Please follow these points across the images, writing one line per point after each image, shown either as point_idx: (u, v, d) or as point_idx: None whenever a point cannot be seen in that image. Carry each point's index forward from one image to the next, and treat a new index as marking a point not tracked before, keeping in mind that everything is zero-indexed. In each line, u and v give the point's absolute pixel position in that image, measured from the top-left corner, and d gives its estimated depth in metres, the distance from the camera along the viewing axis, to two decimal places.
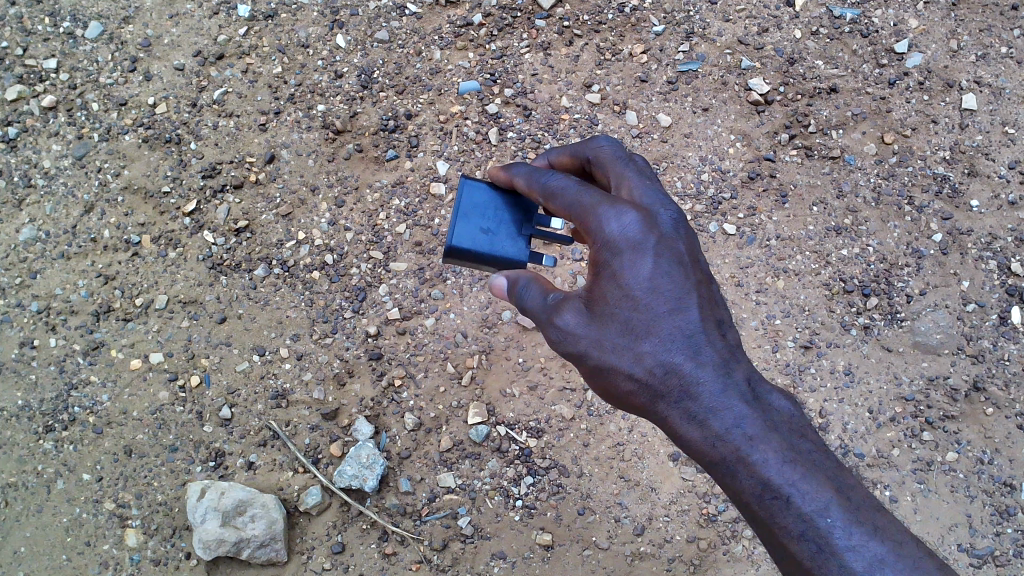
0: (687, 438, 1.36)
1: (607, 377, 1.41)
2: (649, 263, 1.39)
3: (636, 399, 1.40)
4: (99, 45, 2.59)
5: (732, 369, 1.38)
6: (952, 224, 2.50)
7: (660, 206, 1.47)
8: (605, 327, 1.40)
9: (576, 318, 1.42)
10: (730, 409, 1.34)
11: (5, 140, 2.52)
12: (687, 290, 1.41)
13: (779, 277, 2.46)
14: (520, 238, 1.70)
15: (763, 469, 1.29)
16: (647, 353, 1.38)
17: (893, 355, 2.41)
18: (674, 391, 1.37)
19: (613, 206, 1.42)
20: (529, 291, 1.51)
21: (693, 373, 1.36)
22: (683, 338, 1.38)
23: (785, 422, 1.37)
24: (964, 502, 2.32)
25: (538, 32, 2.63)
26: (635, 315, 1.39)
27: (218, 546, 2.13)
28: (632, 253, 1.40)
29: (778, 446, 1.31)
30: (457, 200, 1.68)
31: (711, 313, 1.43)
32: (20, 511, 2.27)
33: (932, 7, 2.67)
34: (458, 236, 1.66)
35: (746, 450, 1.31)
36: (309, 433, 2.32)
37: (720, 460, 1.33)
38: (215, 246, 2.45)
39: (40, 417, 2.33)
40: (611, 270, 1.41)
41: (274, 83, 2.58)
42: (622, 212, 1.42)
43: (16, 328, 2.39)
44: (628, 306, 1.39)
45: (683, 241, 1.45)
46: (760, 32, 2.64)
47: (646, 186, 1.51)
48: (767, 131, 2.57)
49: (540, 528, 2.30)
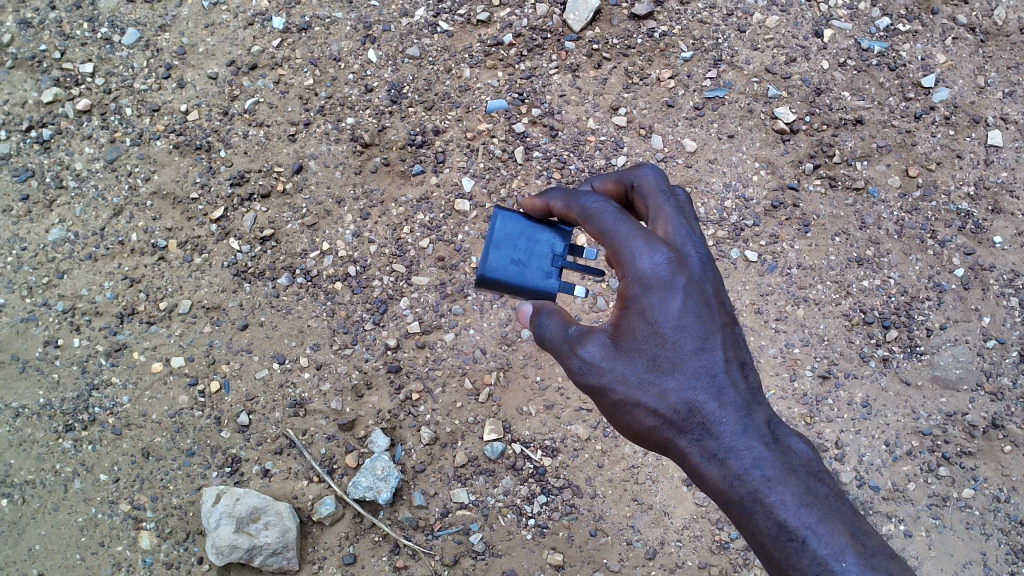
0: (706, 477, 1.34)
1: (628, 411, 1.41)
2: (679, 301, 1.39)
3: (657, 435, 1.39)
4: (135, 51, 2.64)
5: (753, 411, 1.37)
6: (975, 260, 2.50)
7: (694, 245, 1.46)
8: (631, 361, 1.40)
9: (600, 350, 1.43)
10: (750, 449, 1.32)
11: (39, 141, 2.56)
12: (713, 331, 1.40)
13: (799, 305, 2.47)
14: (552, 270, 1.71)
15: (778, 510, 1.27)
16: (671, 390, 1.38)
17: (911, 388, 2.40)
18: (695, 429, 1.36)
19: (647, 240, 1.42)
20: (550, 321, 1.53)
21: (716, 413, 1.35)
22: (707, 377, 1.38)
23: (804, 466, 1.34)
24: (979, 540, 2.30)
25: (567, 54, 2.66)
26: (661, 352, 1.39)
27: (232, 551, 2.14)
28: (662, 290, 1.40)
29: (796, 489, 1.29)
30: (490, 230, 1.70)
31: (736, 354, 1.42)
32: (36, 508, 2.29)
33: (961, 43, 2.69)
34: (489, 266, 1.69)
35: (764, 490, 1.28)
36: (325, 442, 2.33)
37: (738, 500, 1.30)
38: (240, 254, 2.48)
39: (61, 416, 2.35)
40: (640, 305, 1.40)
41: (305, 95, 2.61)
42: (655, 249, 1.41)
43: (40, 327, 2.42)
44: (654, 342, 1.39)
45: (712, 282, 1.44)
46: (788, 62, 2.66)
47: (682, 223, 1.50)
48: (792, 160, 2.58)
49: (552, 547, 2.30)
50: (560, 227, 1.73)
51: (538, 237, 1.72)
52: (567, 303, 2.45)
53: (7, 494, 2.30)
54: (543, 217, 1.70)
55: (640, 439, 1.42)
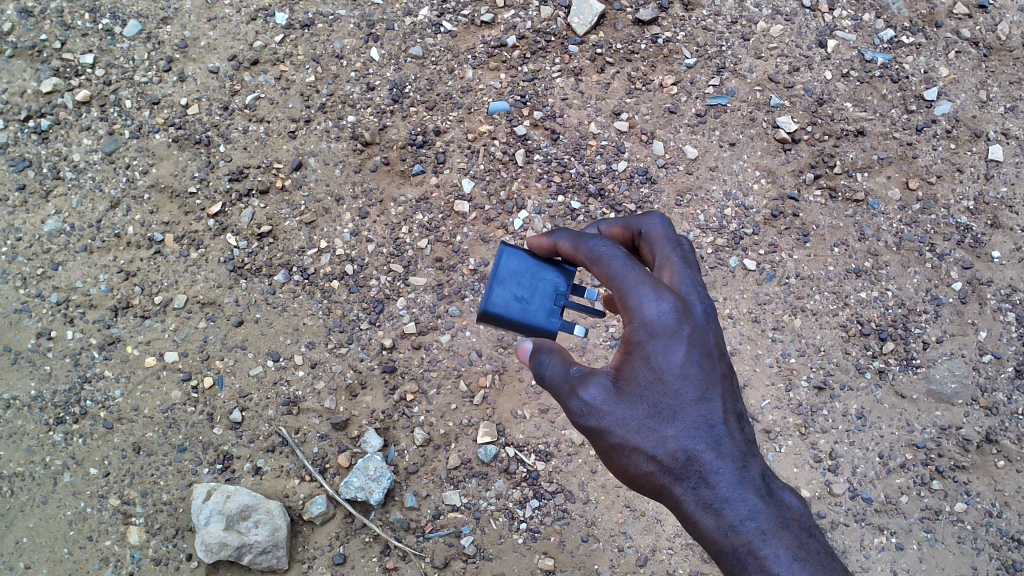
0: (699, 526, 1.33)
1: (626, 456, 1.41)
2: (683, 349, 1.40)
3: (653, 481, 1.39)
4: (136, 43, 2.62)
5: (749, 462, 1.37)
6: (973, 274, 2.50)
7: (699, 295, 1.48)
8: (632, 406, 1.40)
9: (602, 393, 1.43)
10: (745, 501, 1.32)
11: (37, 131, 2.54)
12: (715, 382, 1.41)
13: (797, 315, 2.46)
14: (554, 310, 1.70)
15: (773, 565, 1.26)
16: (669, 437, 1.38)
17: (906, 401, 2.40)
18: (692, 477, 1.35)
19: (655, 288, 1.43)
20: (550, 360, 1.53)
21: (713, 462, 1.35)
22: (706, 427, 1.37)
23: (797, 521, 1.34)
24: (970, 554, 2.30)
25: (570, 57, 2.65)
26: (663, 398, 1.39)
27: (220, 549, 2.13)
28: (667, 337, 1.41)
29: (791, 543, 1.29)
30: (495, 266, 1.70)
31: (734, 406, 1.42)
32: (25, 501, 2.27)
33: (964, 57, 2.69)
34: (491, 302, 1.68)
35: (758, 543, 1.28)
36: (318, 441, 2.32)
37: (731, 552, 1.30)
38: (237, 249, 2.46)
39: (52, 409, 2.33)
40: (645, 351, 1.41)
41: (306, 92, 2.60)
42: (662, 297, 1.43)
43: (34, 318, 2.40)
44: (657, 388, 1.40)
45: (715, 334, 1.46)
46: (792, 71, 2.66)
47: (687, 272, 1.52)
48: (793, 169, 2.58)
49: (543, 552, 2.29)
50: (565, 266, 1.71)
51: (542, 275, 1.70)
52: None
53: None
54: (549, 257, 1.69)
55: (636, 485, 1.42)
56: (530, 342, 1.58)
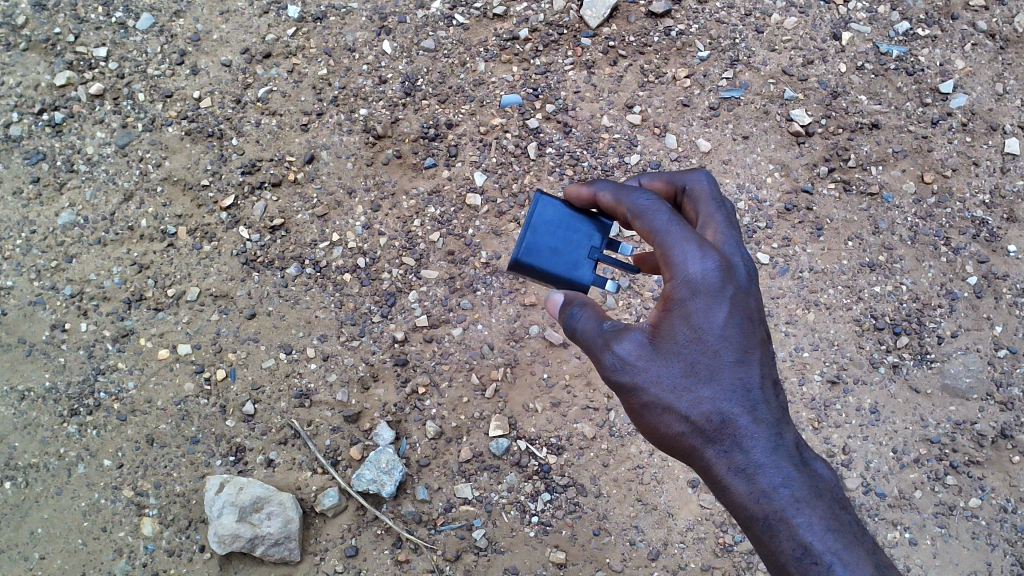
0: (731, 489, 1.42)
1: (658, 414, 1.47)
2: (724, 311, 1.45)
3: (685, 441, 1.45)
4: (150, 37, 2.63)
5: (783, 430, 1.44)
6: (988, 268, 2.48)
7: (741, 257, 1.53)
8: (668, 364, 1.46)
9: (637, 349, 1.48)
10: (778, 468, 1.40)
11: (51, 124, 2.55)
12: (753, 346, 1.47)
13: (810, 309, 2.45)
14: (587, 262, 1.70)
15: (804, 532, 1.36)
16: (705, 398, 1.44)
17: (921, 396, 2.39)
18: (725, 440, 1.43)
19: (699, 246, 1.47)
20: (583, 313, 1.57)
21: (748, 427, 1.42)
22: (743, 391, 1.44)
23: (829, 490, 1.42)
24: (985, 550, 2.28)
25: (583, 50, 2.64)
26: (701, 358, 1.45)
27: (233, 540, 2.14)
28: (710, 297, 1.45)
29: (823, 513, 1.38)
30: (531, 213, 1.69)
31: (770, 372, 1.49)
32: (39, 492, 2.29)
33: (981, 49, 2.66)
34: (525, 250, 1.68)
35: (790, 512, 1.37)
36: (330, 434, 2.33)
37: (762, 517, 1.39)
38: (250, 243, 2.47)
39: (66, 400, 2.34)
40: (685, 309, 1.46)
41: (319, 85, 2.60)
42: (706, 256, 1.47)
43: (48, 310, 2.41)
44: (694, 347, 1.45)
45: (755, 297, 1.50)
46: (806, 63, 2.64)
47: (730, 234, 1.56)
48: (807, 163, 2.56)
49: (555, 545, 2.29)
50: (600, 220, 1.72)
51: (576, 227, 1.71)
52: None
53: (11, 476, 2.30)
54: (586, 208, 1.70)
55: (665, 443, 1.48)
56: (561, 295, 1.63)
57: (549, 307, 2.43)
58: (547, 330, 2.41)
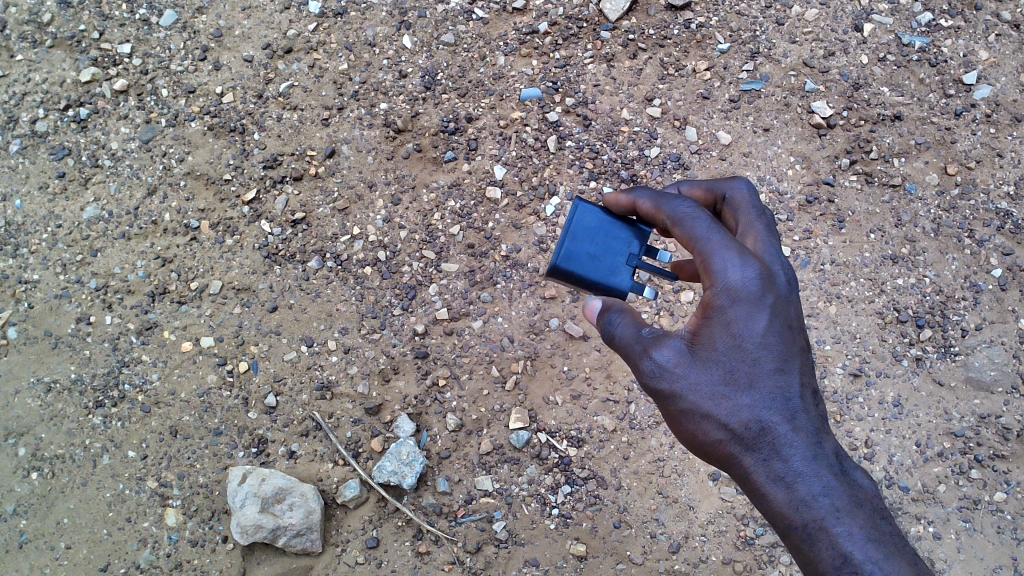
0: (770, 497, 1.41)
1: (696, 421, 1.47)
2: (764, 319, 1.45)
3: (722, 449, 1.46)
4: (172, 33, 2.66)
5: (823, 440, 1.44)
6: (1013, 260, 2.46)
7: (781, 266, 1.52)
8: (707, 371, 1.45)
9: (676, 356, 1.48)
10: (819, 477, 1.40)
11: (76, 120, 2.58)
12: (793, 355, 1.47)
13: (832, 302, 2.43)
14: (625, 269, 1.70)
15: (844, 542, 1.35)
16: (745, 407, 1.44)
17: (944, 389, 2.37)
18: (764, 448, 1.42)
19: (740, 254, 1.46)
20: (621, 319, 1.57)
21: (787, 436, 1.42)
22: (782, 399, 1.44)
23: (869, 501, 1.42)
24: (1010, 544, 2.26)
25: (602, 43, 2.64)
26: (741, 366, 1.44)
27: (256, 531, 2.16)
28: (751, 305, 1.45)
29: (864, 523, 1.37)
30: (570, 220, 1.70)
31: (810, 380, 1.48)
32: (65, 482, 2.31)
33: (1005, 40, 2.64)
34: (563, 256, 1.68)
35: (831, 521, 1.36)
36: (351, 426, 2.34)
37: (801, 526, 1.38)
38: (272, 236, 2.49)
39: (91, 392, 2.37)
40: (726, 317, 1.46)
41: (339, 80, 2.61)
42: (748, 264, 1.46)
43: (74, 303, 2.44)
44: (734, 355, 1.45)
45: (795, 306, 1.50)
46: (827, 55, 2.62)
47: (770, 242, 1.56)
48: (828, 155, 2.55)
49: (575, 537, 2.28)
50: (639, 227, 1.72)
51: (614, 234, 1.71)
52: None
53: (38, 467, 2.33)
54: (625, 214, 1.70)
55: (703, 451, 1.48)
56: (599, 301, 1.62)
57: (570, 300, 2.43)
58: (567, 323, 2.41)
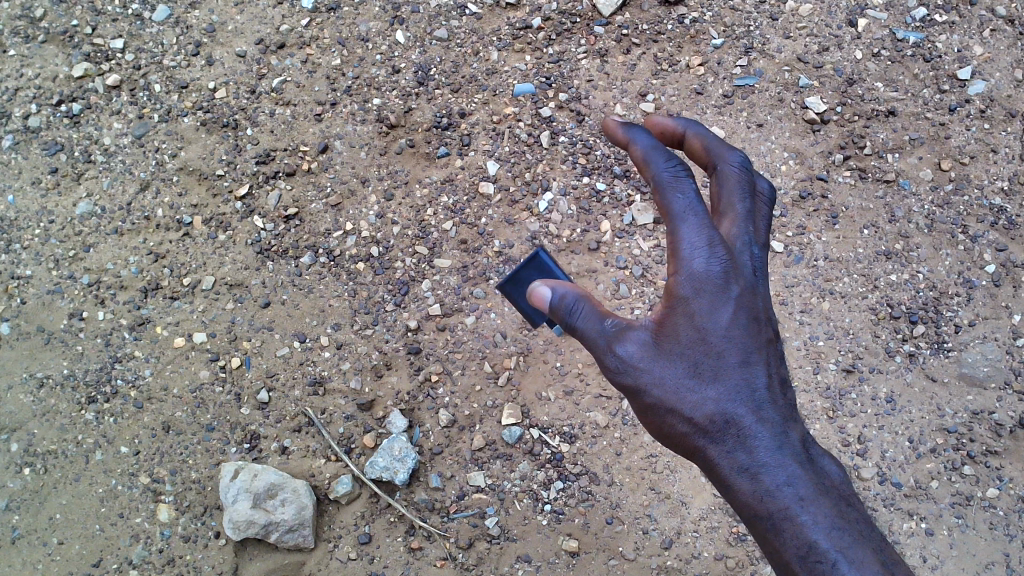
0: (736, 488, 1.42)
1: (661, 415, 1.48)
2: (729, 311, 1.45)
3: (688, 442, 1.47)
4: (165, 28, 2.65)
5: (789, 429, 1.44)
6: (1006, 256, 2.45)
7: (750, 254, 1.51)
8: (670, 365, 1.46)
9: (639, 350, 1.49)
10: (783, 467, 1.40)
11: (68, 115, 2.58)
12: (757, 348, 1.47)
13: (825, 298, 2.43)
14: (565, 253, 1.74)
15: (808, 531, 1.35)
16: (709, 401, 1.44)
17: (938, 385, 2.37)
18: (728, 441, 1.43)
19: (709, 244, 1.45)
20: (583, 307, 1.56)
21: (752, 427, 1.43)
22: (747, 391, 1.44)
23: (836, 488, 1.41)
24: (1002, 540, 2.26)
25: (596, 39, 2.63)
26: (705, 359, 1.45)
27: (248, 526, 2.17)
28: (715, 297, 1.45)
29: (829, 511, 1.37)
30: None
31: (776, 369, 1.49)
32: (58, 478, 2.32)
33: (1000, 35, 2.63)
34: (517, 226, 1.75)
35: (795, 510, 1.37)
36: (344, 422, 2.34)
37: (766, 517, 1.39)
38: (264, 232, 2.48)
39: (84, 388, 2.37)
40: (689, 309, 1.46)
41: (332, 75, 2.61)
42: (715, 256, 1.45)
43: (67, 299, 2.44)
44: (698, 348, 1.45)
45: (763, 296, 1.50)
46: (821, 51, 2.62)
47: (745, 227, 1.54)
48: (822, 150, 2.54)
49: (567, 533, 2.28)
50: None
51: None
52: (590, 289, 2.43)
53: (30, 462, 2.33)
54: None
55: (670, 443, 1.50)
56: (557, 287, 1.59)
57: None
58: None
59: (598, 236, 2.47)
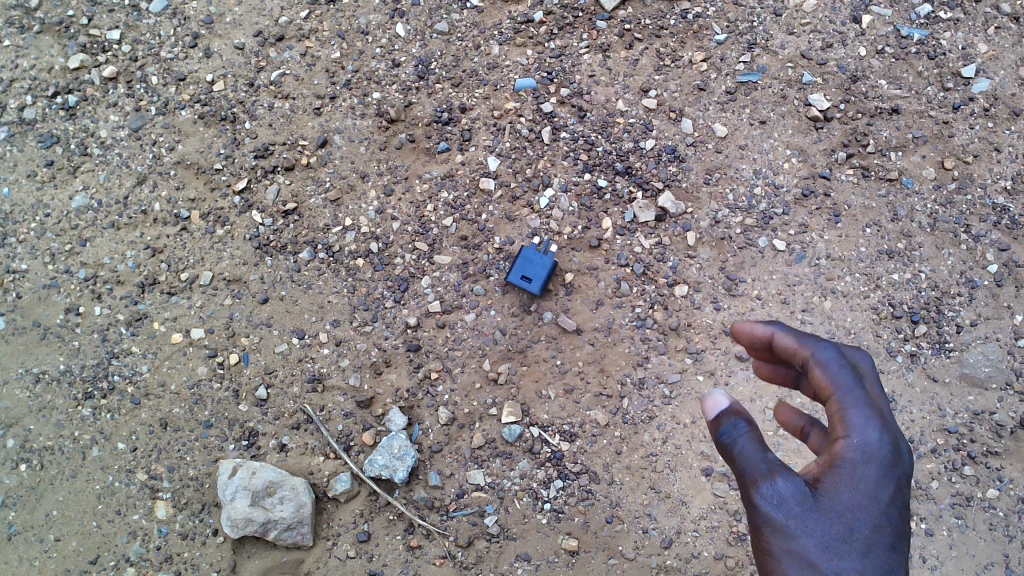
0: None
1: (781, 557, 1.49)
2: (876, 441, 1.52)
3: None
4: (162, 19, 2.62)
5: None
6: (1009, 256, 2.44)
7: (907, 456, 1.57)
8: (806, 509, 1.49)
9: (799, 496, 1.51)
10: None
11: (64, 107, 2.54)
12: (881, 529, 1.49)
13: (827, 297, 2.42)
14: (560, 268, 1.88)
15: None
16: (841, 566, 1.46)
17: (939, 385, 2.36)
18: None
19: (876, 416, 1.55)
20: (747, 437, 1.58)
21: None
22: (866, 543, 1.47)
23: None
24: (1002, 541, 2.25)
25: (598, 33, 2.61)
26: (837, 504, 1.49)
27: (246, 524, 2.16)
28: (872, 463, 1.51)
29: None
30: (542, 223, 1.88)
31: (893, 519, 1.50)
32: (54, 474, 2.30)
33: (1005, 32, 2.61)
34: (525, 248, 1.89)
35: None
36: (343, 419, 2.33)
37: None
38: (263, 227, 2.46)
39: (81, 383, 2.35)
40: (848, 465, 1.52)
41: (332, 68, 2.58)
42: (871, 428, 1.54)
43: (63, 294, 2.41)
44: (842, 510, 1.49)
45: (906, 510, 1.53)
46: (825, 47, 2.60)
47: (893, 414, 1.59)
48: (825, 148, 2.52)
49: (567, 532, 2.27)
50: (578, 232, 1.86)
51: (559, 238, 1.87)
52: (590, 286, 2.42)
53: (26, 459, 2.31)
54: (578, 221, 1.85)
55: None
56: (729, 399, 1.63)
57: (563, 293, 2.41)
58: (561, 316, 2.39)
59: (599, 233, 2.45)
